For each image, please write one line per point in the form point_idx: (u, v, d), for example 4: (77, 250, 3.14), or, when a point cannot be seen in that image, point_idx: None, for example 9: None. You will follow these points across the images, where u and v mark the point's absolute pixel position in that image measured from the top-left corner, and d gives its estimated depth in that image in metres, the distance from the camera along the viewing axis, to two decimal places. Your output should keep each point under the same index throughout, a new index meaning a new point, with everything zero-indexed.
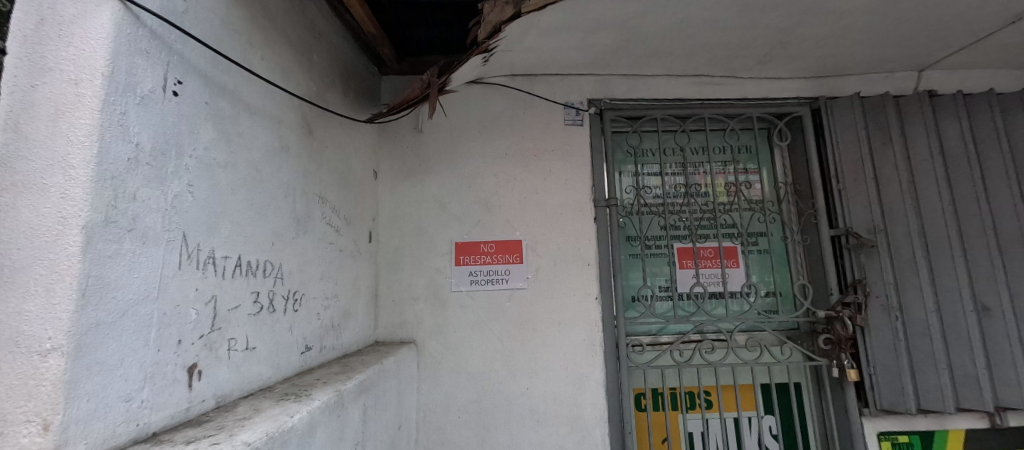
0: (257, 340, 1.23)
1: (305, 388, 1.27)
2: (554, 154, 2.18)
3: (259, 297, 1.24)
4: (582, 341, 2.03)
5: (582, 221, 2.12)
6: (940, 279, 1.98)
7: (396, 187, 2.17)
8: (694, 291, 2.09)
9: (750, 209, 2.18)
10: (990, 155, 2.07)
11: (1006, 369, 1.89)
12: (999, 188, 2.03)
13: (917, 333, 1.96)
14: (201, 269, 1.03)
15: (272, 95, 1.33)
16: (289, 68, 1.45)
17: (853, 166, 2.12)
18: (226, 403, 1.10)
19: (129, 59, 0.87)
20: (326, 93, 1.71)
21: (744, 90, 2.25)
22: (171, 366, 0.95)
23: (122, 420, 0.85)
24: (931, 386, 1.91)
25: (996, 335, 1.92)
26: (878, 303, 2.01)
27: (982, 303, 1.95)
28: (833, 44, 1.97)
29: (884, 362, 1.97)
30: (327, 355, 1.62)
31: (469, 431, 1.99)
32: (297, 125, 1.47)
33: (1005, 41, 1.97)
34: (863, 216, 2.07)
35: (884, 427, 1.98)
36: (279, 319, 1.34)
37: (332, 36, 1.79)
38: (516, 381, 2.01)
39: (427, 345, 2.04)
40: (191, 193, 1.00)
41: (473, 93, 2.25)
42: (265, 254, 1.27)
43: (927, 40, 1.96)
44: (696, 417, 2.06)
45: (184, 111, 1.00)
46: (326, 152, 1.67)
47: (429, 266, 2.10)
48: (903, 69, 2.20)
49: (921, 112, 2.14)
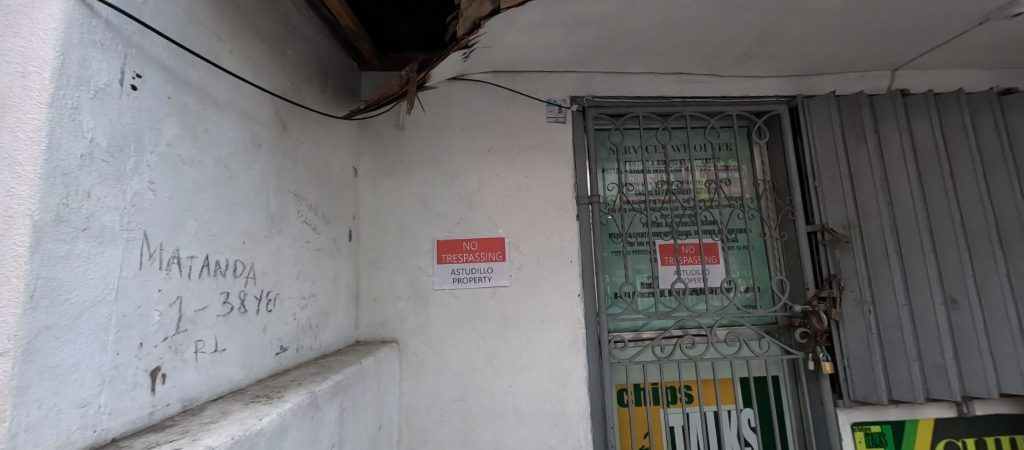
0: (227, 342, 1.20)
1: (278, 389, 1.24)
2: (537, 151, 2.18)
3: (229, 298, 1.20)
4: (565, 338, 2.04)
5: (564, 219, 2.12)
6: (911, 273, 2.03)
7: (377, 184, 2.14)
8: (675, 287, 2.11)
9: (730, 206, 2.21)
10: (959, 152, 2.13)
11: (972, 359, 1.95)
12: (967, 185, 2.09)
13: (890, 326, 2.01)
14: (166, 269, 1.00)
15: (243, 91, 1.31)
16: (261, 62, 1.42)
17: (829, 163, 2.16)
18: (194, 407, 1.06)
19: (82, 51, 0.84)
20: (303, 89, 1.68)
21: (724, 88, 2.27)
22: (133, 369, 0.92)
23: (79, 426, 0.81)
24: (902, 378, 1.96)
25: (963, 327, 1.98)
26: (852, 296, 2.06)
27: (951, 296, 2.01)
28: (808, 43, 2.00)
29: (858, 355, 2.01)
30: (304, 356, 1.59)
31: (452, 430, 1.98)
32: (271, 121, 1.44)
33: (973, 41, 2.03)
34: (838, 213, 2.12)
35: (858, 418, 2.03)
36: (252, 321, 1.31)
37: (308, 30, 1.76)
38: (499, 378, 2.01)
39: (408, 344, 2.02)
40: (153, 191, 0.97)
41: (455, 89, 2.22)
42: (235, 254, 1.23)
43: (899, 41, 2.01)
44: (677, 411, 2.09)
45: (143, 106, 0.96)
46: (302, 149, 1.64)
47: (411, 264, 2.08)
48: (876, 68, 2.26)
49: (894, 110, 2.19)
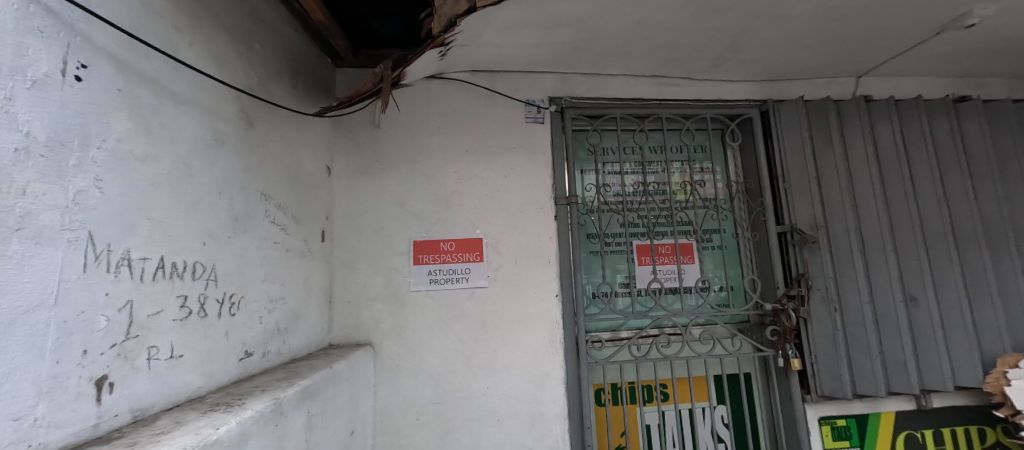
0: (185, 348, 1.14)
1: (239, 396, 1.19)
2: (515, 151, 2.16)
3: (187, 302, 1.15)
4: (544, 338, 2.03)
5: (543, 219, 2.11)
6: (874, 272, 2.10)
7: (352, 184, 2.09)
8: (652, 287, 2.13)
9: (705, 207, 2.24)
10: (918, 155, 2.21)
11: (930, 355, 2.03)
12: (925, 187, 2.18)
13: (854, 323, 2.07)
14: (114, 272, 0.94)
15: (204, 85, 1.25)
16: (225, 56, 1.36)
17: (798, 165, 2.21)
18: (146, 417, 1.01)
19: (18, 39, 0.79)
20: (272, 84, 1.63)
21: (699, 91, 2.30)
22: (75, 379, 0.86)
23: (11, 441, 0.76)
24: (866, 373, 2.02)
25: (922, 324, 2.05)
26: (819, 295, 2.11)
27: (910, 294, 2.08)
28: (779, 49, 2.04)
29: (825, 351, 2.07)
30: (271, 361, 1.53)
31: (428, 433, 1.94)
32: (236, 118, 1.38)
33: (932, 51, 2.11)
34: (806, 214, 2.17)
35: (824, 412, 2.08)
36: (213, 325, 1.25)
37: (277, 24, 1.71)
38: (477, 380, 1.98)
39: (384, 347, 1.98)
40: (100, 189, 0.91)
41: (432, 88, 2.19)
42: (195, 256, 1.18)
43: (864, 48, 2.07)
44: (653, 409, 2.10)
45: (90, 98, 0.91)
46: (270, 146, 1.58)
47: (387, 265, 2.04)
48: (843, 74, 2.32)
49: (859, 114, 2.26)
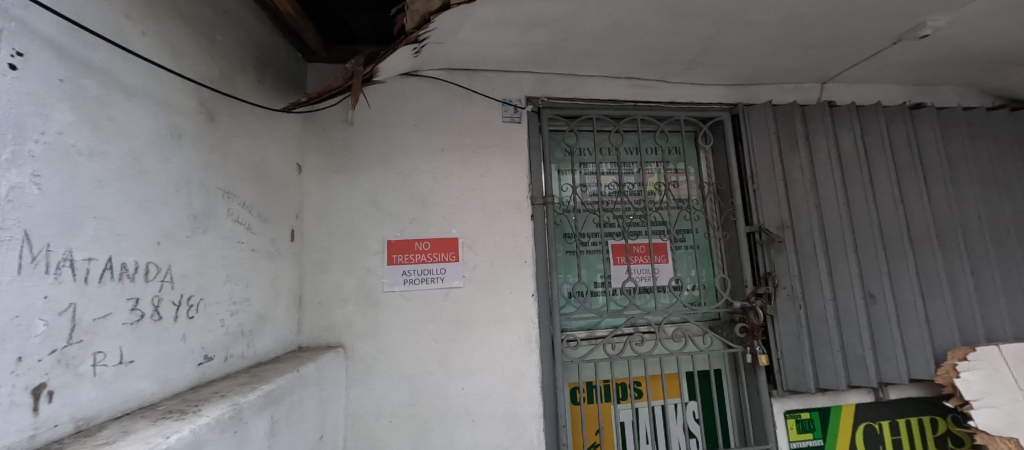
0: (137, 352, 1.09)
1: (196, 403, 1.14)
2: (492, 150, 2.15)
3: (139, 304, 1.10)
4: (520, 338, 2.02)
5: (519, 219, 2.11)
6: (836, 271, 2.17)
7: (325, 182, 2.03)
8: (626, 286, 2.16)
9: (678, 207, 2.28)
10: (878, 159, 2.30)
11: (887, 349, 2.11)
12: (884, 189, 2.27)
13: (817, 320, 2.13)
14: (54, 273, 0.90)
15: (160, 77, 1.19)
16: (184, 48, 1.31)
17: (766, 167, 2.27)
18: (91, 427, 0.96)
19: None
20: (237, 78, 1.57)
21: (673, 94, 2.33)
22: (7, 387, 0.82)
23: None
24: (828, 368, 2.09)
25: (880, 320, 2.13)
26: (785, 293, 2.17)
27: (869, 291, 2.16)
28: (749, 54, 2.09)
29: (790, 347, 2.13)
30: (234, 365, 1.47)
31: (402, 436, 1.91)
32: (196, 112, 1.33)
33: (892, 59, 2.20)
34: (773, 214, 2.23)
35: (789, 406, 2.13)
36: (169, 329, 1.19)
37: (243, 16, 1.65)
38: (451, 381, 1.96)
39: (356, 349, 1.94)
40: (37, 185, 0.88)
41: (408, 85, 2.15)
42: (148, 256, 1.12)
43: (829, 55, 2.14)
44: (627, 407, 2.12)
45: (27, 88, 0.87)
46: (234, 142, 1.52)
47: (360, 265, 1.99)
48: (810, 80, 2.40)
49: (824, 119, 2.33)
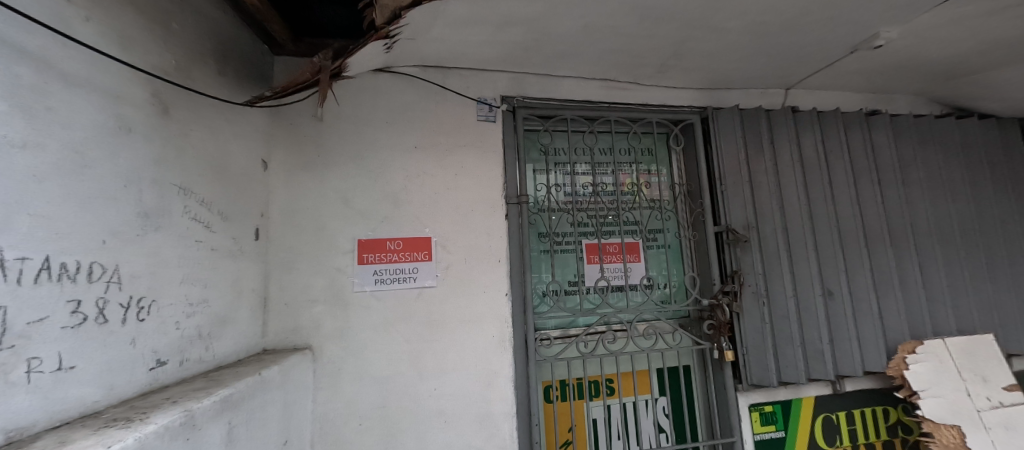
0: (79, 358, 1.03)
1: (145, 410, 1.08)
2: (466, 148, 2.13)
3: (81, 307, 1.04)
4: (494, 338, 2.01)
5: (494, 218, 2.09)
6: (798, 269, 2.24)
7: (292, 179, 1.97)
8: (599, 284, 2.17)
9: (649, 207, 2.31)
10: (837, 161, 2.39)
11: (845, 343, 2.19)
12: (842, 190, 2.36)
13: (780, 316, 2.20)
14: None
15: (108, 68, 1.13)
16: (136, 39, 1.24)
17: (733, 168, 2.33)
18: (25, 437, 0.91)
19: None
20: (196, 70, 1.50)
21: (645, 96, 2.36)
22: None
23: None
24: (790, 362, 2.16)
25: (838, 316, 2.22)
26: (750, 291, 2.23)
27: (828, 288, 2.24)
28: (717, 59, 2.13)
29: (754, 342, 2.19)
30: (191, 369, 1.41)
31: (372, 438, 1.87)
32: (149, 106, 1.26)
33: (851, 67, 2.28)
34: (739, 214, 2.28)
35: (754, 400, 2.19)
36: (116, 332, 1.13)
37: (202, 5, 1.58)
38: (423, 382, 1.93)
39: (325, 350, 1.88)
40: None
41: (381, 82, 2.10)
42: (92, 256, 1.06)
43: (793, 62, 2.21)
44: (599, 404, 2.14)
45: None
46: (192, 136, 1.45)
47: (328, 265, 1.94)
48: (775, 86, 2.47)
49: (788, 122, 2.41)
